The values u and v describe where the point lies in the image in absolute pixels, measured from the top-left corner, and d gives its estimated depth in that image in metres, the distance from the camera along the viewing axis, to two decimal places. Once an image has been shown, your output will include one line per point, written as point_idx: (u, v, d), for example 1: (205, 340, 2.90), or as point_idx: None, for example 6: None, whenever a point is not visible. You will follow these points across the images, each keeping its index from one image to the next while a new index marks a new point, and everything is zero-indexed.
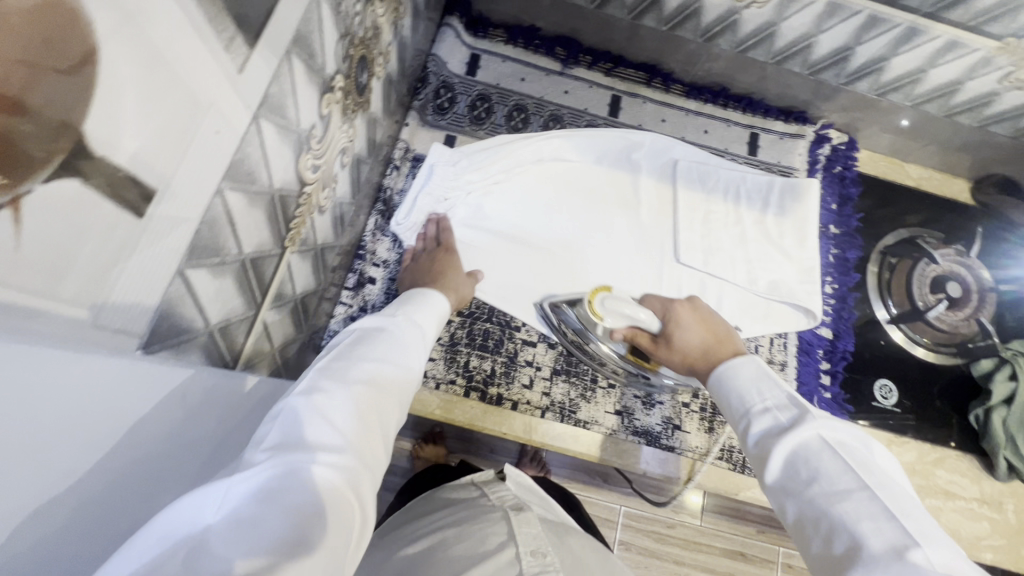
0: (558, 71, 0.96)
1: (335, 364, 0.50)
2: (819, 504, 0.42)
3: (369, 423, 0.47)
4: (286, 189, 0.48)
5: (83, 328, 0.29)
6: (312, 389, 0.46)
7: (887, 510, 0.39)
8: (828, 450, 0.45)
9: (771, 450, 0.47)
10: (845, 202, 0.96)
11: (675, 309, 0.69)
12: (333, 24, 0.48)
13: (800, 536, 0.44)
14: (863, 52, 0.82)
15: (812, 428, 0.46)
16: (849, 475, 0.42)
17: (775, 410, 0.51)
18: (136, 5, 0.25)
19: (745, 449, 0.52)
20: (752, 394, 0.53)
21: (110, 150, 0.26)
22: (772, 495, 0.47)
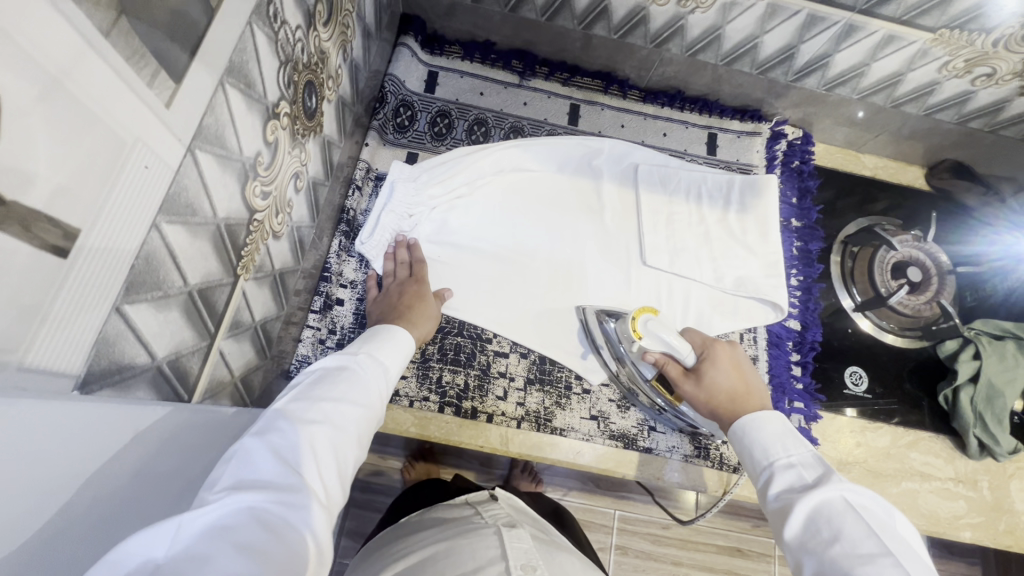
0: (516, 83, 0.98)
1: (295, 405, 0.50)
2: (837, 562, 0.44)
3: (326, 466, 0.47)
4: (233, 218, 0.48)
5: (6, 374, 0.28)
6: (269, 431, 0.47)
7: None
8: (851, 511, 0.47)
9: (793, 504, 0.50)
10: (804, 194, 0.98)
11: (714, 350, 0.72)
12: (271, 53, 0.49)
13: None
14: (807, 49, 0.84)
15: (835, 488, 0.49)
16: (870, 539, 0.45)
17: (800, 469, 0.54)
18: (39, 49, 0.26)
19: (763, 504, 0.55)
20: (779, 449, 0.57)
21: (24, 193, 0.26)
22: (789, 550, 0.49)
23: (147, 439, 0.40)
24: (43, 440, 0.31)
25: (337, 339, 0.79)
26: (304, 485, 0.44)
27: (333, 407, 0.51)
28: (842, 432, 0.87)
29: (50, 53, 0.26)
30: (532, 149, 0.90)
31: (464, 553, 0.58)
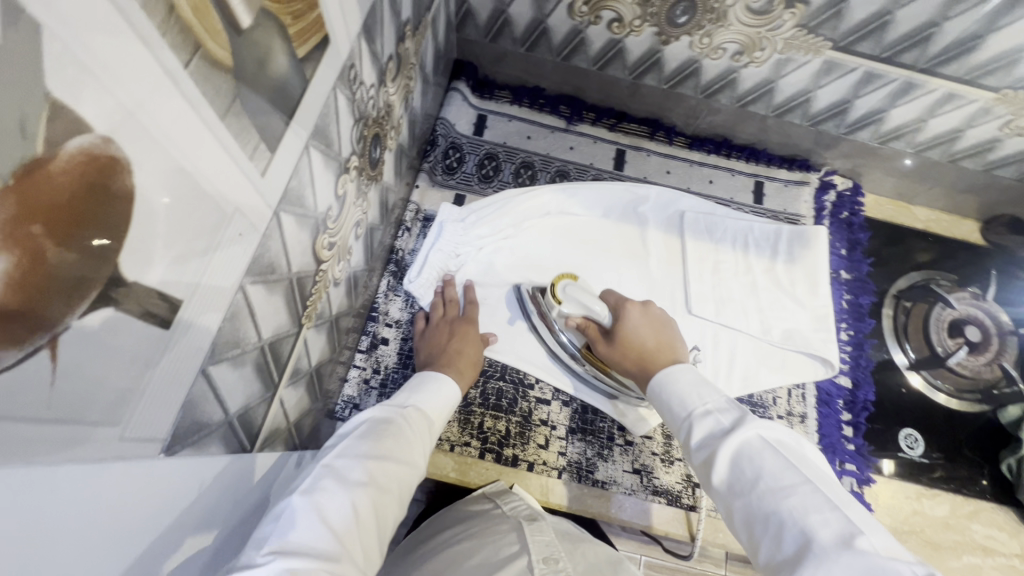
0: (563, 127, 0.99)
1: (343, 460, 0.50)
2: (763, 502, 0.44)
3: (367, 529, 0.46)
4: (304, 272, 0.49)
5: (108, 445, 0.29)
6: (315, 487, 0.47)
7: (830, 501, 0.42)
8: (768, 448, 0.47)
9: (715, 451, 0.49)
10: (854, 247, 0.96)
11: (626, 306, 0.72)
12: (349, 112, 0.50)
13: (749, 541, 0.45)
14: (862, 105, 0.84)
15: (752, 427, 0.48)
16: (790, 471, 0.44)
17: (714, 411, 0.53)
18: (167, 136, 0.26)
19: (686, 453, 0.53)
20: (693, 395, 0.56)
21: (140, 276, 0.27)
22: (718, 497, 0.48)
23: (209, 491, 0.41)
24: (126, 502, 0.31)
25: (381, 380, 0.79)
26: (346, 549, 0.43)
27: (378, 463, 0.51)
28: (897, 498, 0.83)
29: (177, 143, 0.27)
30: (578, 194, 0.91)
31: (484, 550, 0.56)
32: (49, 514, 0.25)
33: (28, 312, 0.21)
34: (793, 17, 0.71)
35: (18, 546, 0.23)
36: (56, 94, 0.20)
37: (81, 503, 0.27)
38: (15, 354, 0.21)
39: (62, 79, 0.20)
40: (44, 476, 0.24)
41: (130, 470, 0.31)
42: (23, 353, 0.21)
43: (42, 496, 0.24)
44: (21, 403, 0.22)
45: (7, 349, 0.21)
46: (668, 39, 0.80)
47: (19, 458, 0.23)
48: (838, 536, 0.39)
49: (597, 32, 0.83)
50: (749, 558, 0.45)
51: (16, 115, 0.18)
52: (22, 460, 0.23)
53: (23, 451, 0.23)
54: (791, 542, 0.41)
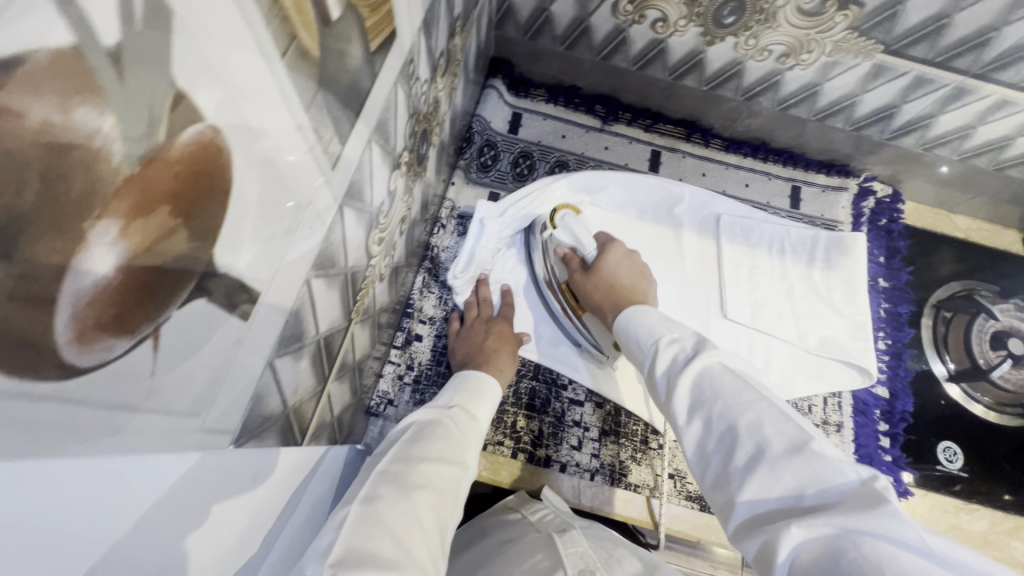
0: (598, 127, 0.98)
1: (395, 464, 0.49)
2: (718, 417, 0.46)
3: (428, 531, 0.45)
4: (357, 267, 0.49)
5: (163, 439, 0.27)
6: (373, 495, 0.45)
7: (782, 415, 0.44)
8: (728, 371, 0.49)
9: (678, 378, 0.51)
10: (892, 255, 0.95)
11: (613, 249, 0.76)
12: (406, 107, 0.50)
13: (699, 457, 0.47)
14: (909, 110, 0.83)
15: (714, 354, 0.51)
16: (748, 389, 0.46)
17: (681, 341, 0.56)
18: (262, 126, 0.26)
19: (650, 381, 0.56)
20: (663, 330, 0.58)
21: (229, 267, 0.27)
22: (678, 421, 0.50)
23: (263, 489, 0.41)
24: (199, 485, 0.31)
25: (414, 376, 0.79)
26: (411, 556, 0.41)
27: (432, 463, 0.51)
28: (935, 512, 0.81)
29: (269, 133, 0.27)
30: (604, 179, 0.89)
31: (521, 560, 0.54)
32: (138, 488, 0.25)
33: (138, 300, 0.21)
34: (846, 19, 0.70)
35: (112, 514, 0.24)
36: (180, 82, 0.20)
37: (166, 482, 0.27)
38: (126, 344, 0.21)
39: (186, 68, 0.20)
40: (105, 463, 0.22)
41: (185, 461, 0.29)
42: (133, 342, 0.21)
43: (130, 480, 0.24)
44: (128, 391, 0.22)
45: (120, 338, 0.21)
46: (713, 39, 0.79)
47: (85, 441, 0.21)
48: (788, 444, 0.41)
49: (640, 32, 0.82)
50: (696, 475, 0.47)
51: (146, 104, 0.18)
52: (89, 444, 0.21)
53: (93, 434, 0.21)
54: (741, 451, 0.43)
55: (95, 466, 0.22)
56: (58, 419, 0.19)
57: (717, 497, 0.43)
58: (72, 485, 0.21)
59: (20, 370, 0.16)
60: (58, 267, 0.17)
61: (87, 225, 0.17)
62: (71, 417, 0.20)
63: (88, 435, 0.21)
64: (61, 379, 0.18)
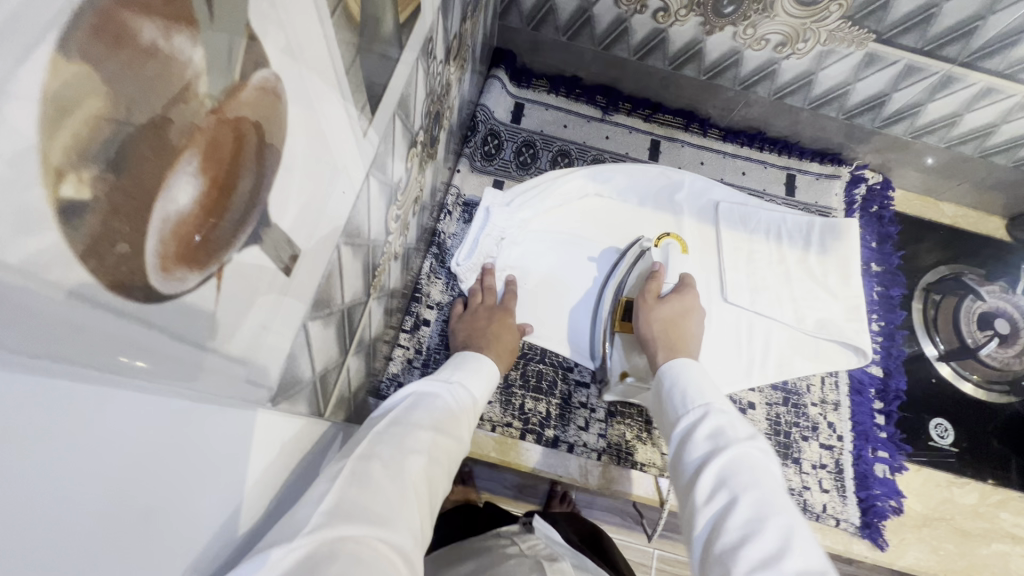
0: (599, 117, 1.00)
1: (389, 428, 0.49)
2: (748, 508, 0.46)
3: (422, 497, 0.46)
4: (377, 241, 0.50)
5: (178, 386, 0.24)
6: (371, 453, 0.46)
7: (809, 540, 0.44)
8: (769, 474, 0.49)
9: (720, 451, 0.51)
10: (884, 240, 0.98)
11: (690, 294, 0.78)
12: (424, 85, 0.52)
13: (709, 534, 0.47)
14: (899, 98, 0.86)
15: (759, 447, 0.51)
16: (783, 501, 0.47)
17: (728, 414, 0.56)
18: (313, 86, 0.27)
19: (681, 440, 0.56)
20: (710, 395, 0.59)
21: (279, 218, 0.28)
22: (699, 487, 0.50)
23: (286, 456, 0.41)
24: (237, 441, 0.32)
25: (423, 360, 0.80)
26: (400, 515, 0.42)
27: (431, 434, 0.51)
28: (927, 487, 0.85)
29: (319, 93, 0.28)
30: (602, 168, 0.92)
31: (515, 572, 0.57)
32: (188, 440, 0.26)
33: (206, 236, 0.22)
34: (840, 9, 0.72)
35: (167, 458, 0.24)
36: (253, 25, 0.21)
37: (212, 430, 0.28)
38: (198, 277, 0.22)
39: (259, 12, 0.21)
40: (111, 400, 0.20)
41: (179, 411, 0.25)
42: (203, 278, 0.22)
43: (180, 428, 0.25)
44: (189, 326, 0.23)
45: (193, 272, 0.21)
46: (712, 29, 0.82)
47: (70, 364, 0.17)
48: (808, 566, 0.41)
49: (641, 21, 0.84)
50: (697, 545, 0.47)
51: (229, 42, 0.19)
52: (92, 373, 0.18)
53: (104, 357, 0.18)
54: (760, 547, 0.43)
55: (75, 397, 0.18)
56: (86, 333, 0.17)
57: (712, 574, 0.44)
58: (53, 423, 0.17)
59: (108, 280, 0.17)
60: (152, 187, 0.18)
61: (176, 151, 0.18)
62: (134, 341, 0.20)
63: (141, 363, 0.21)
64: (141, 301, 0.19)
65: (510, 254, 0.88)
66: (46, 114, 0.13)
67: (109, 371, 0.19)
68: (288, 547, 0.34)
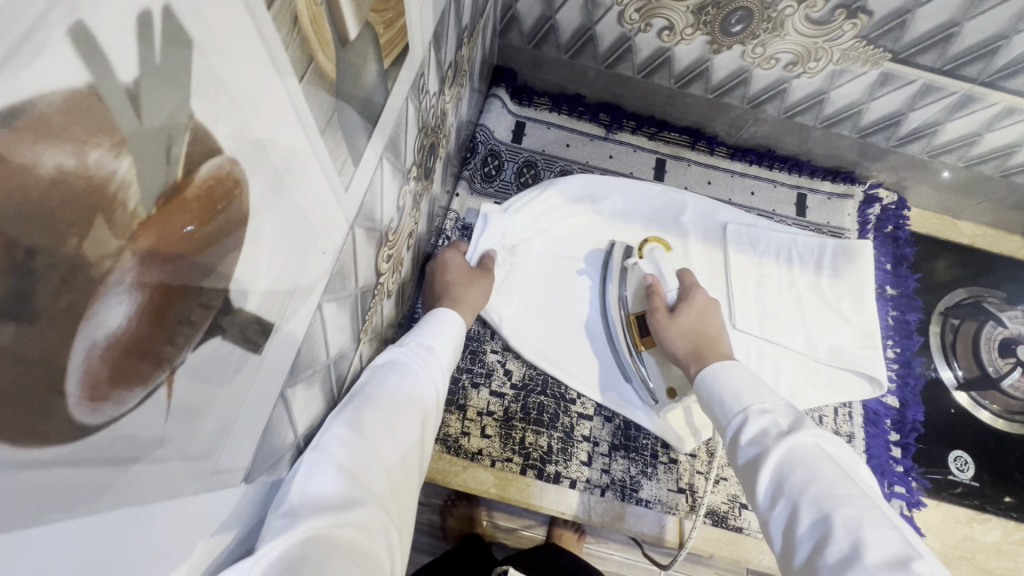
0: (602, 136, 0.97)
1: (348, 405, 0.46)
2: (813, 507, 0.48)
3: (388, 470, 0.45)
4: (367, 287, 0.48)
5: (139, 498, 0.22)
6: (327, 437, 0.42)
7: (886, 520, 0.45)
8: (826, 458, 0.52)
9: (768, 450, 0.54)
10: (899, 262, 0.94)
11: (694, 293, 0.76)
12: (415, 121, 0.49)
13: (785, 538, 0.49)
14: (915, 117, 0.83)
15: (811, 434, 0.54)
16: (850, 485, 0.49)
17: (772, 413, 0.58)
18: (284, 166, 0.26)
19: (732, 448, 0.59)
20: (751, 394, 0.61)
21: (244, 302, 0.26)
22: (764, 489, 0.53)
23: None
24: (211, 525, 0.29)
25: None
26: (369, 492, 0.42)
27: (393, 402, 0.49)
28: (945, 523, 0.82)
29: (292, 172, 0.27)
30: (571, 183, 0.90)
31: None
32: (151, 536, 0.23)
33: (155, 344, 0.20)
34: (854, 28, 0.69)
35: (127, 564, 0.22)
36: (198, 113, 0.18)
37: (182, 521, 0.26)
38: (141, 394, 0.20)
39: (203, 98, 0.18)
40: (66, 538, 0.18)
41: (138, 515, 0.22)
42: (147, 392, 0.20)
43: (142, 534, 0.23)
44: (131, 445, 0.20)
45: (134, 390, 0.19)
46: (720, 48, 0.79)
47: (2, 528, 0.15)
48: (891, 554, 0.42)
49: (646, 39, 0.81)
50: (781, 552, 0.50)
51: (163, 140, 0.17)
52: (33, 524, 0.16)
53: (25, 512, 0.16)
54: (834, 545, 0.44)
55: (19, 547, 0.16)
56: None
57: None
58: None
59: (13, 435, 0.14)
60: (69, 316, 0.15)
61: (102, 274, 0.16)
62: (65, 483, 0.17)
63: (80, 497, 0.18)
64: (63, 441, 0.16)
65: (508, 276, 0.85)
66: None
67: (40, 519, 0.16)
68: (250, 561, 0.31)
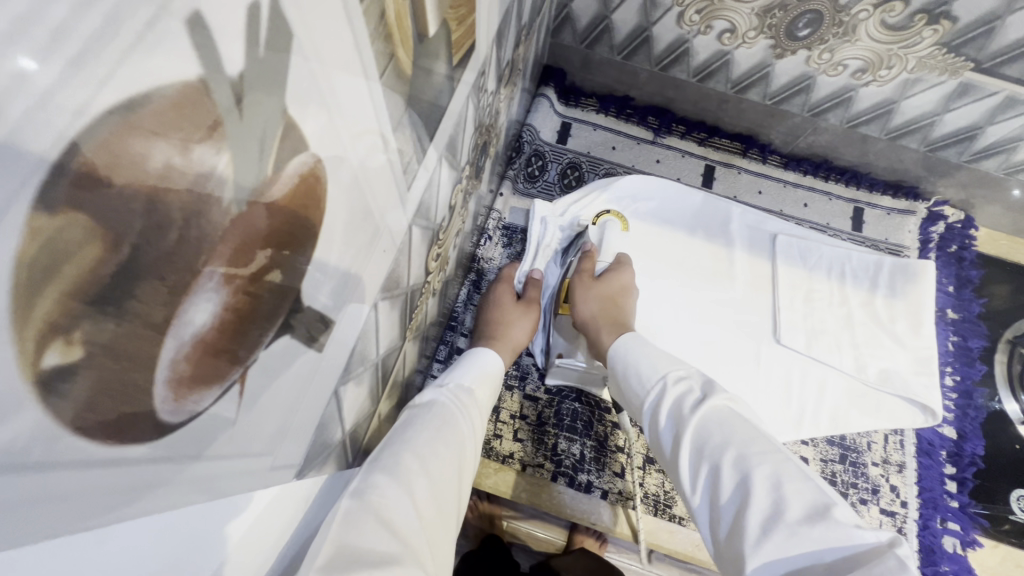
0: (650, 140, 0.95)
1: (384, 454, 0.45)
2: (730, 471, 0.46)
3: (428, 527, 0.42)
4: (415, 288, 0.48)
5: (207, 490, 0.22)
6: (365, 485, 0.40)
7: (800, 472, 0.44)
8: (737, 420, 0.51)
9: (685, 421, 0.53)
10: (963, 284, 0.89)
11: (624, 269, 0.77)
12: (473, 119, 0.48)
13: (710, 514, 0.47)
14: (994, 131, 0.78)
15: (721, 398, 0.53)
16: (763, 442, 0.48)
17: (687, 380, 0.58)
18: (361, 164, 0.25)
19: (653, 424, 0.57)
20: (666, 365, 0.60)
21: (312, 300, 0.25)
22: (686, 462, 0.51)
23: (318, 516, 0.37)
24: (265, 519, 0.29)
25: None
26: (406, 546, 0.38)
27: (428, 448, 0.47)
28: (1005, 565, 0.75)
29: (367, 169, 0.26)
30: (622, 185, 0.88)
31: None
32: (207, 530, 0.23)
33: (230, 345, 0.19)
34: (934, 34, 0.66)
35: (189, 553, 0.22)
36: (291, 110, 0.18)
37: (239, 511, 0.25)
38: (216, 394, 0.19)
39: (297, 93, 0.18)
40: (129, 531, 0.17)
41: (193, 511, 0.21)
42: (221, 391, 0.20)
43: (199, 526, 0.22)
44: (202, 445, 0.20)
45: (209, 389, 0.19)
46: (783, 52, 0.76)
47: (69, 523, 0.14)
48: (808, 505, 0.41)
49: (704, 42, 0.79)
50: (705, 529, 0.47)
51: (259, 136, 0.16)
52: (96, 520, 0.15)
53: (106, 508, 0.16)
54: (754, 507, 0.42)
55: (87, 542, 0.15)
56: (79, 497, 0.14)
57: (726, 556, 0.43)
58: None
59: (104, 433, 0.14)
60: (163, 317, 0.15)
61: (195, 271, 0.16)
62: (140, 479, 0.17)
63: (156, 495, 0.18)
64: (144, 440, 0.16)
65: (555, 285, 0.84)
66: (25, 280, 0.10)
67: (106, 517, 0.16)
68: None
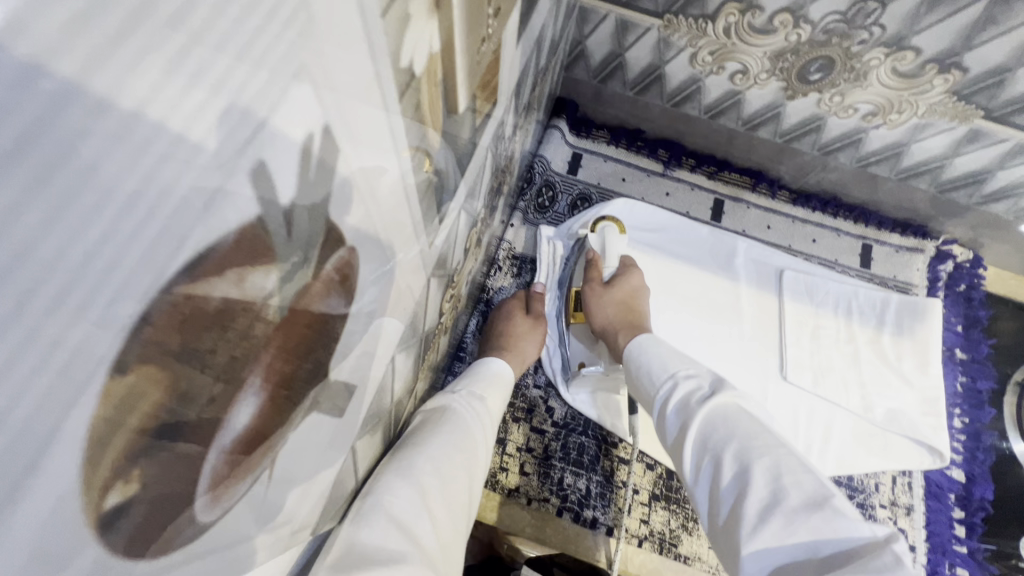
0: (660, 172, 0.95)
1: (402, 451, 0.45)
2: (732, 463, 0.47)
3: (438, 529, 0.42)
4: (430, 331, 0.48)
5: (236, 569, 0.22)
6: (380, 485, 0.41)
7: (801, 463, 0.45)
8: (743, 413, 0.51)
9: (692, 416, 0.53)
10: (971, 323, 0.89)
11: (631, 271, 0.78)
12: (491, 165, 0.49)
13: (710, 504, 0.48)
14: (1003, 176, 0.79)
15: (730, 393, 0.54)
16: (767, 435, 0.48)
17: (697, 377, 0.58)
18: (390, 242, 0.26)
19: (660, 418, 0.58)
20: (676, 363, 0.61)
21: (338, 374, 0.26)
22: (688, 454, 0.52)
23: None
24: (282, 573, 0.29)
25: None
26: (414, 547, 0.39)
27: (443, 449, 0.47)
28: None
29: (394, 244, 0.27)
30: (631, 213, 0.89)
31: None
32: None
33: (267, 433, 0.20)
34: (944, 83, 0.67)
35: None
36: (332, 216, 0.18)
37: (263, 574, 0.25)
38: (249, 482, 0.20)
39: (338, 200, 0.18)
40: None
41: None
42: (254, 478, 0.20)
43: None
44: (234, 532, 0.20)
45: (244, 479, 0.19)
46: (794, 94, 0.77)
47: None
48: (807, 497, 0.42)
49: (716, 82, 0.80)
50: (705, 515, 0.49)
51: (304, 247, 0.17)
52: None
53: None
54: (754, 496, 0.44)
55: None
56: None
57: (722, 542, 0.45)
58: None
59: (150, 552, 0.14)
60: (209, 434, 0.15)
61: (239, 383, 0.16)
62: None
63: None
64: (185, 545, 0.16)
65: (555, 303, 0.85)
66: (92, 449, 0.11)
67: None
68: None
